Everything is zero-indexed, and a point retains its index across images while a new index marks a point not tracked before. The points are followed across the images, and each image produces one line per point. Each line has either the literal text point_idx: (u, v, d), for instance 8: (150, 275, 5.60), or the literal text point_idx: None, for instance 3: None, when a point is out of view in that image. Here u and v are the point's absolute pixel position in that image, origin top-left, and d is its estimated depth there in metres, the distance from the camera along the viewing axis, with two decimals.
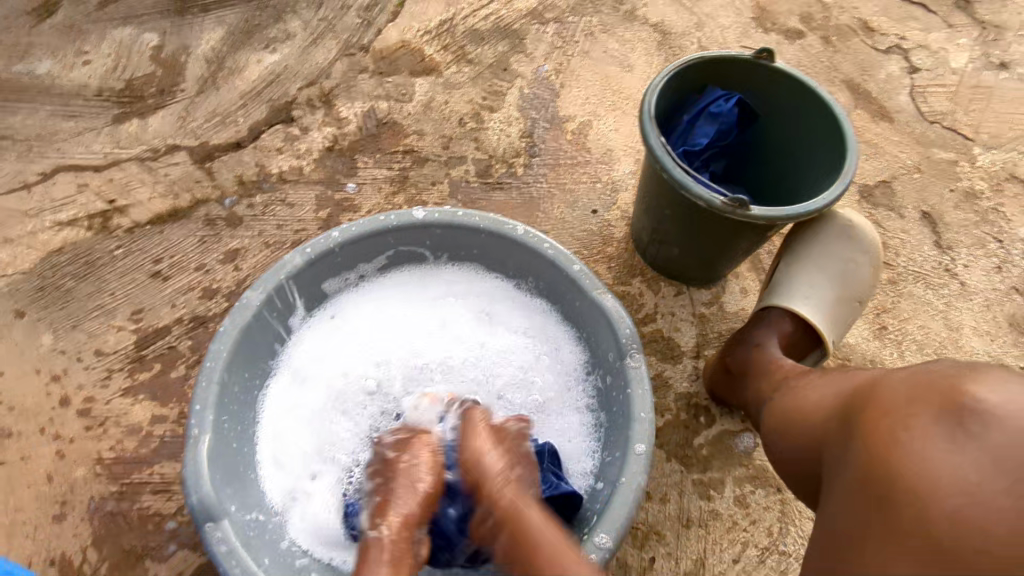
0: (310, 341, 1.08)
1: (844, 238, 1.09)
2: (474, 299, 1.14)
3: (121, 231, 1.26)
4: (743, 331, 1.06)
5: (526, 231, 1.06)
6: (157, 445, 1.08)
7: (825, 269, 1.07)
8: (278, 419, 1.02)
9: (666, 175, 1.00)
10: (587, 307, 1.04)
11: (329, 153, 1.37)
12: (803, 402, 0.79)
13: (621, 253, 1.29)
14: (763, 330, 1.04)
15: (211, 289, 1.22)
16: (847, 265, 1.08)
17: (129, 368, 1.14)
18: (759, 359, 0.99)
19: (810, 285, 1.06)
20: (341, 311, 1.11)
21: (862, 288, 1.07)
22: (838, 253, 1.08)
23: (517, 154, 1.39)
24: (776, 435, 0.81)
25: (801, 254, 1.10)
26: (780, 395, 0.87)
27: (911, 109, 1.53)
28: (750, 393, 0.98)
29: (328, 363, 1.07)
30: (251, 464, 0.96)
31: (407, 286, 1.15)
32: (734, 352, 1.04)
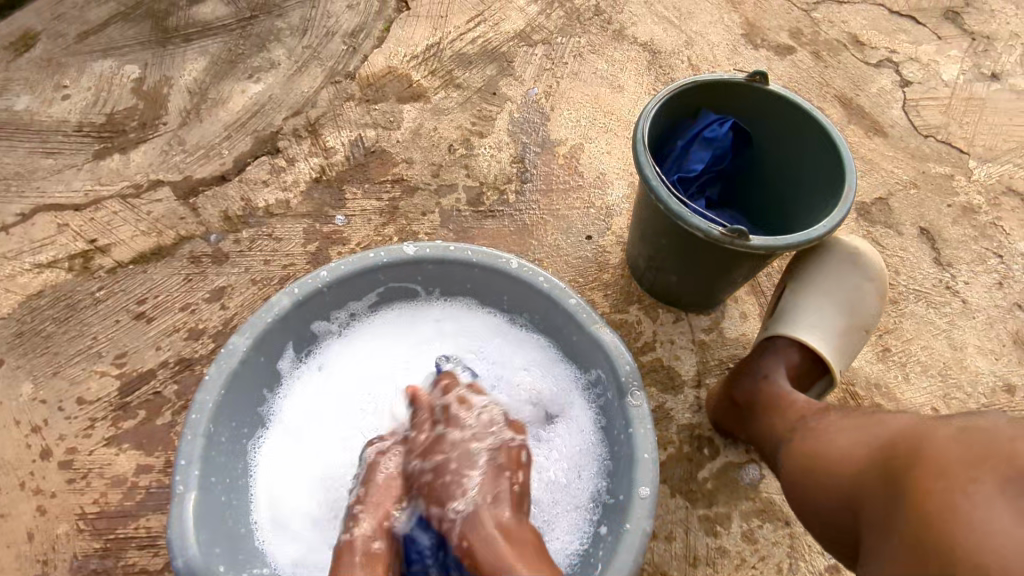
0: (297, 396, 1.04)
1: (849, 264, 1.07)
2: (466, 333, 1.11)
3: (103, 272, 1.23)
4: (748, 361, 1.03)
5: (520, 264, 1.03)
6: (143, 497, 1.04)
7: (832, 296, 1.05)
8: (271, 481, 0.98)
9: (662, 204, 0.97)
10: (585, 341, 1.01)
11: (317, 184, 1.34)
12: (828, 448, 0.76)
13: (617, 280, 1.27)
14: (769, 359, 1.01)
15: (197, 329, 1.18)
16: (855, 292, 1.06)
17: (113, 416, 1.10)
18: (768, 391, 0.97)
19: (816, 313, 1.04)
20: (330, 355, 1.08)
21: (869, 314, 1.05)
22: (844, 280, 1.06)
23: (508, 180, 1.37)
24: (799, 481, 0.78)
25: (807, 282, 1.08)
26: (800, 436, 0.83)
27: (904, 124, 1.51)
28: (760, 428, 0.95)
29: (319, 412, 1.04)
30: (242, 518, 0.93)
31: (394, 326, 1.12)
32: (740, 383, 1.01)
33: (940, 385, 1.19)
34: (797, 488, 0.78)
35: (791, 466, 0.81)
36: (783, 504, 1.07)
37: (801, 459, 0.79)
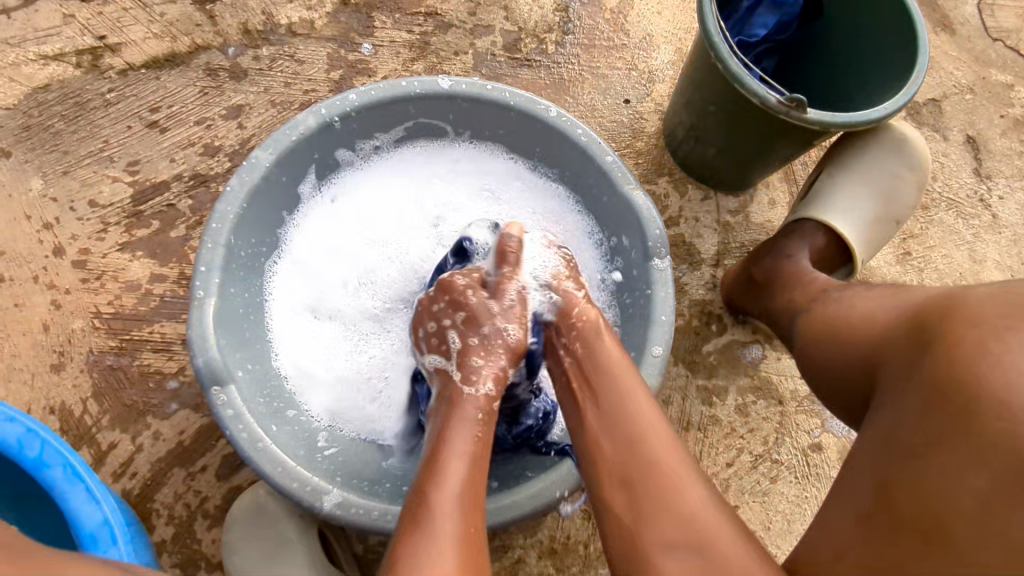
0: (310, 232, 1.02)
1: (896, 153, 1.03)
2: (482, 177, 1.08)
3: (113, 72, 1.15)
4: (774, 240, 1.03)
5: (559, 114, 0.98)
6: (157, 304, 1.04)
7: (869, 184, 1.03)
8: (289, 317, 0.98)
9: (720, 63, 0.90)
10: (614, 202, 0.98)
11: (343, 7, 1.24)
12: (854, 315, 0.76)
13: (650, 150, 1.22)
14: (796, 239, 1.01)
15: (213, 146, 1.14)
16: (894, 184, 1.03)
17: (126, 223, 1.08)
18: (789, 268, 0.97)
19: (851, 201, 1.02)
20: (341, 193, 1.04)
21: (903, 207, 1.03)
22: (886, 169, 1.03)
23: (549, 30, 1.27)
24: (822, 349, 0.79)
25: (846, 166, 1.05)
26: (825, 306, 0.84)
27: (976, 23, 1.40)
28: (776, 303, 0.96)
29: (329, 249, 1.02)
30: (258, 333, 0.94)
31: (409, 165, 1.08)
32: (762, 262, 1.01)
33: None
34: (819, 358, 0.79)
35: (813, 337, 0.82)
36: (780, 385, 1.11)
37: (826, 330, 0.80)
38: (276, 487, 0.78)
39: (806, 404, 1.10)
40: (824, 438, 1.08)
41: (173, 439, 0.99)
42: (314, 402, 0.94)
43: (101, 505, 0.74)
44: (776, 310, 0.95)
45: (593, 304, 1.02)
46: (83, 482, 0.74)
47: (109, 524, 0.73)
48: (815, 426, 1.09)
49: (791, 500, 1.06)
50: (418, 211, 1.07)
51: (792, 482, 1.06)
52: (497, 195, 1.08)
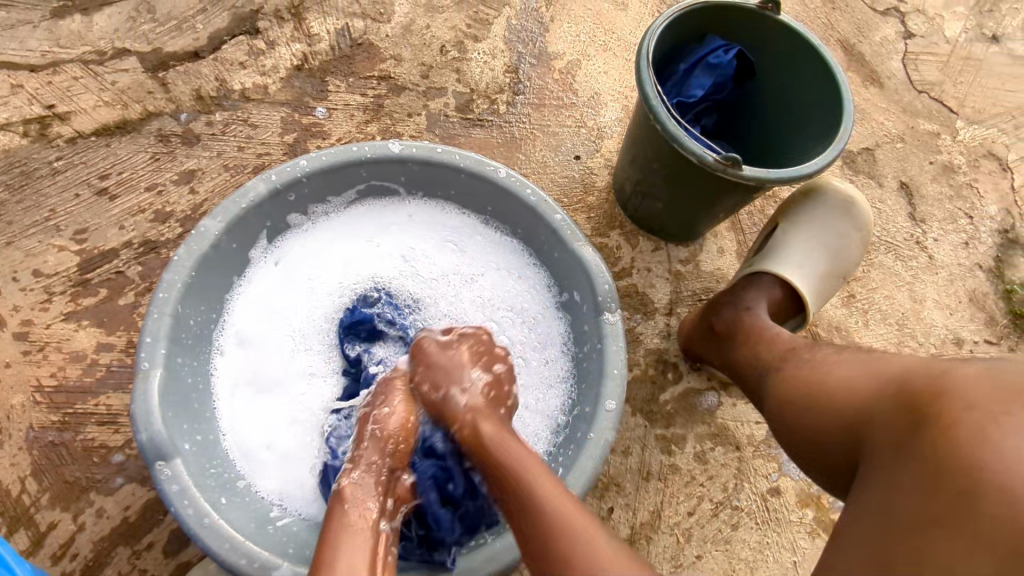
0: (256, 296, 1.00)
1: (843, 213, 1.09)
2: (438, 232, 1.08)
3: (62, 140, 1.15)
4: (733, 291, 1.05)
5: (508, 174, 1.00)
6: (103, 374, 1.01)
7: (819, 241, 1.08)
8: (233, 390, 0.95)
9: (659, 125, 0.94)
10: (565, 258, 1.00)
11: (298, 73, 1.26)
12: (826, 377, 0.79)
13: (602, 204, 1.25)
14: (754, 291, 1.04)
15: (164, 212, 1.13)
16: (841, 241, 1.08)
17: (72, 291, 1.06)
18: (750, 323, 0.99)
19: (802, 255, 1.07)
20: (288, 255, 1.02)
21: (849, 264, 1.08)
22: (833, 228, 1.09)
23: (500, 90, 1.31)
24: (799, 410, 0.80)
25: (796, 223, 1.10)
26: (795, 365, 0.85)
27: (901, 77, 1.50)
28: (739, 357, 0.97)
29: (275, 312, 1.00)
30: (206, 403, 0.91)
31: (357, 221, 1.07)
32: (721, 312, 1.03)
33: (896, 333, 1.24)
34: (792, 416, 0.81)
35: (785, 396, 0.83)
36: (736, 431, 1.12)
37: (800, 391, 0.81)
38: (221, 565, 0.75)
39: (762, 449, 1.11)
40: (782, 481, 1.09)
41: (117, 516, 0.95)
42: (267, 478, 0.90)
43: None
44: (740, 366, 0.97)
45: (550, 361, 1.02)
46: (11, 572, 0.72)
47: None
48: (773, 471, 1.10)
49: (752, 547, 1.05)
50: (369, 268, 1.05)
51: (753, 529, 1.06)
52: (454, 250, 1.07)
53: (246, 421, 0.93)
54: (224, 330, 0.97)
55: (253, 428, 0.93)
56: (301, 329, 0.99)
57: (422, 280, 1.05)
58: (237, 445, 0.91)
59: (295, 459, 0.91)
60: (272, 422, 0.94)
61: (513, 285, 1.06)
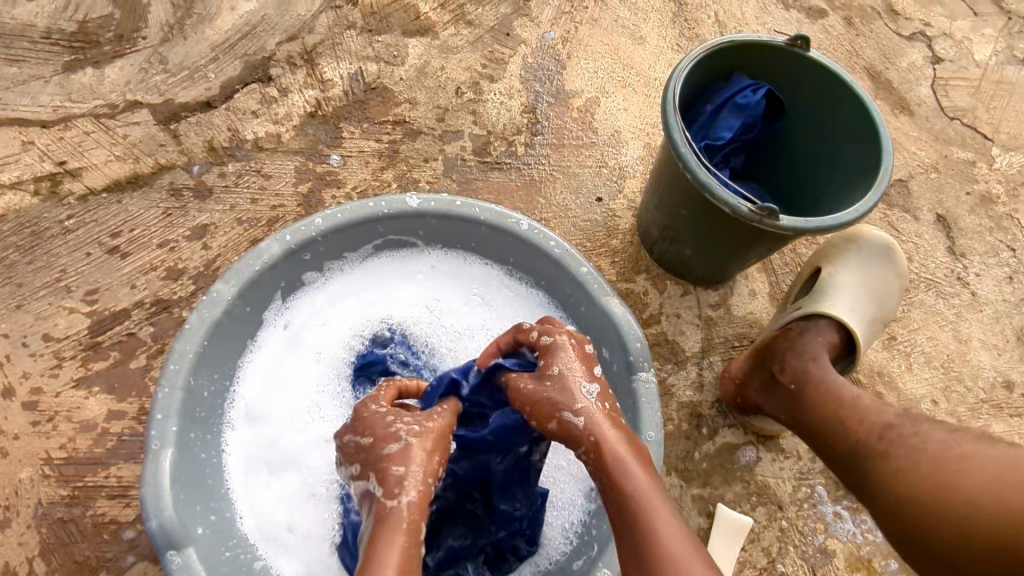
0: (268, 363, 0.95)
1: (884, 261, 1.10)
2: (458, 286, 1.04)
3: (73, 198, 1.12)
4: (788, 338, 1.00)
5: (530, 226, 0.96)
6: (114, 444, 0.97)
7: (866, 285, 1.07)
8: (247, 466, 0.89)
9: (689, 173, 0.89)
10: (592, 313, 0.95)
11: (311, 119, 1.24)
12: (953, 480, 0.70)
13: (626, 247, 1.20)
14: (813, 337, 1.00)
15: (176, 269, 1.10)
16: (884, 286, 1.09)
17: (82, 356, 1.02)
18: (818, 383, 0.92)
19: (853, 298, 1.05)
20: (300, 316, 0.98)
21: (892, 311, 1.08)
22: (877, 275, 1.09)
23: (517, 131, 1.28)
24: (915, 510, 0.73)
25: (843, 268, 1.09)
26: (897, 453, 0.77)
27: (931, 103, 1.45)
28: (809, 414, 0.90)
29: (288, 379, 0.95)
30: (219, 479, 0.87)
31: (370, 278, 1.02)
32: (786, 360, 0.97)
33: (942, 377, 1.17)
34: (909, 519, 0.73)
35: (890, 500, 0.76)
36: (777, 489, 1.05)
37: (913, 495, 0.73)
38: None
39: (806, 507, 1.04)
40: (829, 543, 1.03)
41: None
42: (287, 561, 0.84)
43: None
44: (817, 435, 0.88)
45: None
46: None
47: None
48: (819, 533, 1.03)
49: None
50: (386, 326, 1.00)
51: None
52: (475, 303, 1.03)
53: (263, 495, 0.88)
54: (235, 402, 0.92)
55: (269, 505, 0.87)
56: (317, 397, 0.94)
57: (442, 337, 1.00)
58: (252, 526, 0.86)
59: (314, 539, 0.86)
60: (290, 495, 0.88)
61: None
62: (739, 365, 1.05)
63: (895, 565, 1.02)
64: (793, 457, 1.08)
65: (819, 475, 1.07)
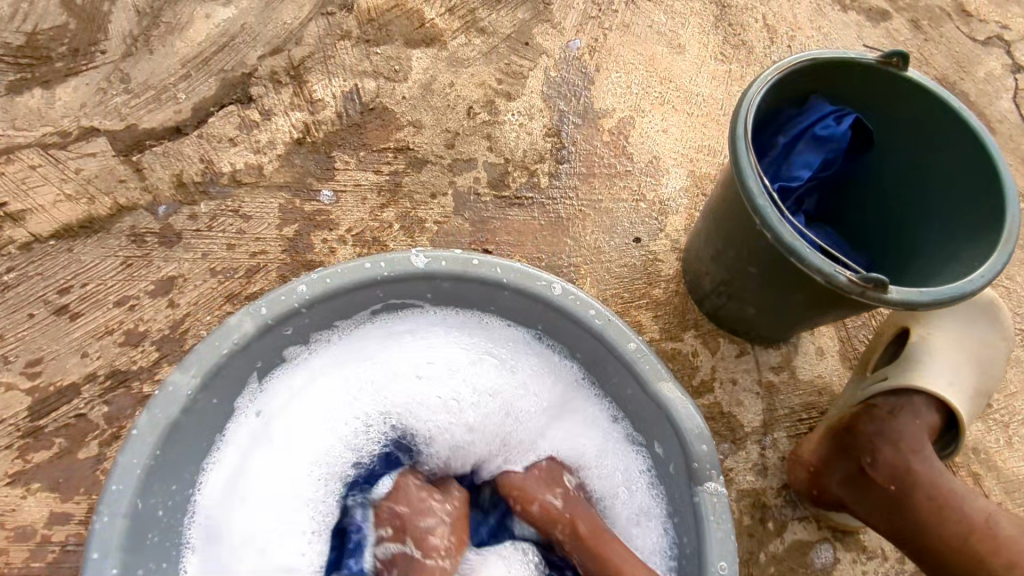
0: (236, 463, 0.77)
1: (986, 323, 0.94)
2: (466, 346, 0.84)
3: (14, 247, 0.94)
4: (876, 420, 0.85)
5: (564, 291, 0.77)
6: (56, 557, 0.80)
7: (963, 352, 0.91)
8: None
9: (769, 231, 0.70)
10: (642, 398, 0.77)
11: (298, 147, 1.05)
12: None
13: (671, 297, 1.02)
14: (909, 418, 0.84)
15: (136, 332, 0.92)
16: (987, 352, 0.93)
17: (20, 444, 0.85)
18: (928, 492, 0.78)
19: (952, 369, 0.89)
20: (272, 400, 0.79)
21: (995, 382, 0.92)
22: (978, 339, 0.93)
23: (540, 159, 1.09)
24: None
25: (938, 329, 0.93)
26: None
27: (1014, 121, 1.26)
28: (914, 523, 0.78)
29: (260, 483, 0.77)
30: None
31: (365, 348, 0.83)
32: (881, 450, 0.82)
33: None
34: None
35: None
36: None
37: None
38: None
39: None
40: None
41: None
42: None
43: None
44: (939, 557, 0.76)
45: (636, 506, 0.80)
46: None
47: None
48: None
49: None
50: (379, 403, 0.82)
51: None
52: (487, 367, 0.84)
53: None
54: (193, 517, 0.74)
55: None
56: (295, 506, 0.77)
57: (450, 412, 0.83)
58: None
59: None
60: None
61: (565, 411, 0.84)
62: (814, 448, 0.88)
63: None
64: (878, 557, 0.89)
65: None
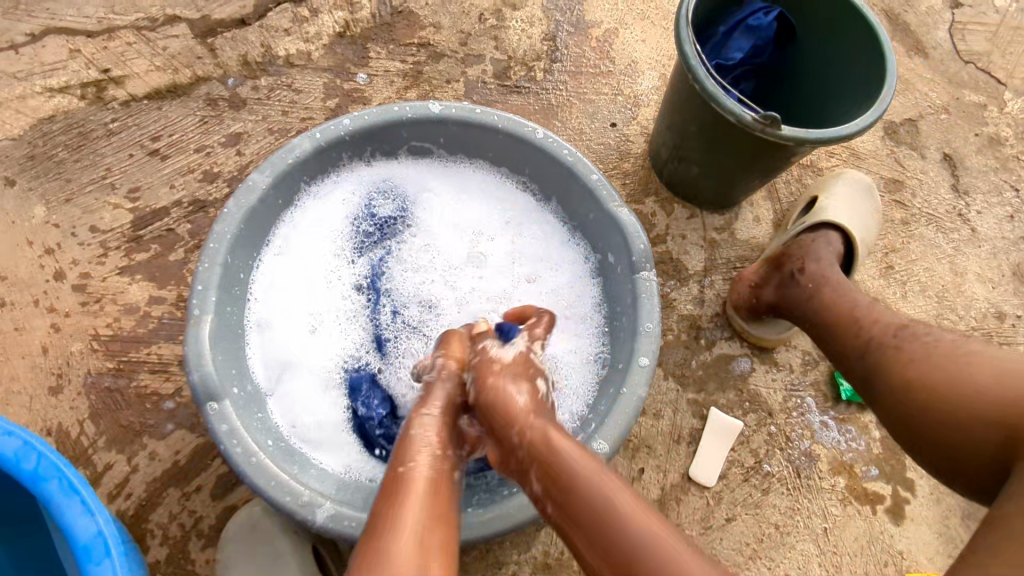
0: (280, 271, 1.01)
1: (872, 195, 1.21)
2: (456, 185, 1.11)
3: (116, 103, 1.19)
4: (802, 247, 1.08)
5: (545, 135, 1.01)
6: (155, 326, 1.07)
7: (863, 209, 1.17)
8: (268, 362, 0.97)
9: (698, 85, 0.94)
10: (601, 218, 1.01)
11: (340, 40, 1.29)
12: (916, 366, 0.76)
13: (637, 171, 1.26)
14: (825, 245, 1.08)
15: (212, 172, 1.17)
16: (874, 211, 1.19)
17: (126, 247, 1.11)
18: (834, 291, 0.97)
19: (856, 219, 1.14)
20: (307, 219, 1.04)
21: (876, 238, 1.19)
22: (870, 204, 1.20)
23: (537, 58, 1.32)
24: (920, 403, 0.74)
25: (846, 191, 1.19)
26: (910, 345, 0.79)
27: (948, 47, 1.46)
28: (814, 314, 0.98)
29: (302, 279, 1.02)
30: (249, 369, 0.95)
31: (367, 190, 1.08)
32: (806, 266, 1.04)
33: (935, 306, 1.23)
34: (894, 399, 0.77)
35: (899, 386, 0.77)
36: (768, 397, 1.13)
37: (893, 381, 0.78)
38: (269, 502, 0.80)
39: (794, 415, 1.12)
40: (814, 448, 1.11)
41: (168, 459, 1.00)
42: (326, 451, 0.92)
43: (65, 469, 0.72)
44: (831, 329, 0.94)
45: (583, 305, 1.05)
46: (14, 433, 0.72)
47: (64, 477, 0.71)
48: (805, 438, 1.11)
49: (783, 512, 1.07)
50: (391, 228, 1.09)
51: (784, 494, 1.08)
52: (472, 205, 1.11)
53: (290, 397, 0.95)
54: (251, 310, 0.98)
55: (298, 407, 0.95)
56: (326, 299, 1.02)
57: (446, 233, 1.10)
58: (287, 424, 0.93)
59: (336, 427, 0.95)
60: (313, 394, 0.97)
61: (527, 232, 1.10)
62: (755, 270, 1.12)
63: (875, 472, 1.11)
64: (785, 369, 1.15)
65: (808, 388, 1.14)
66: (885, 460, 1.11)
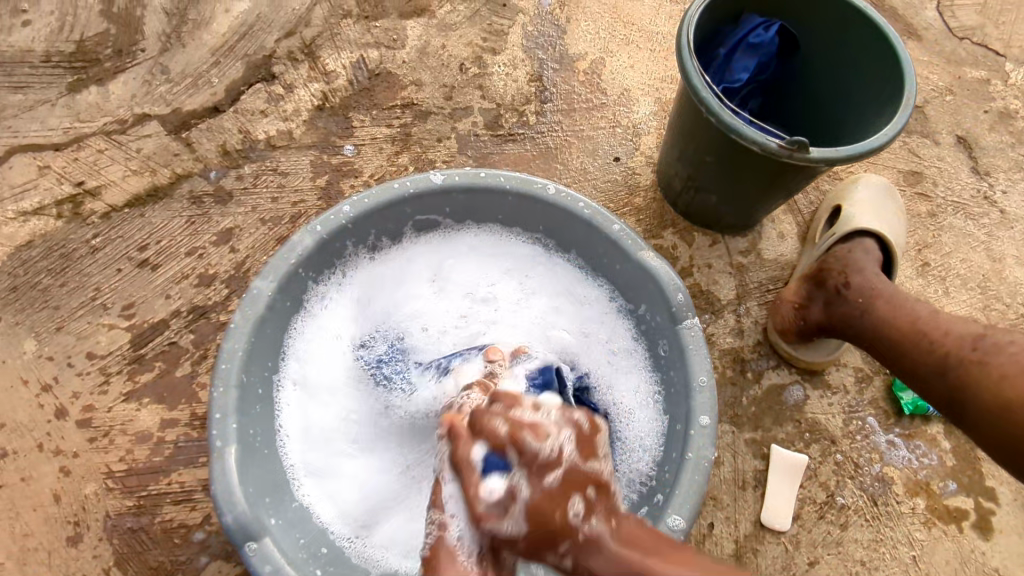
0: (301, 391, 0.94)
1: (893, 194, 1.15)
2: (466, 259, 1.04)
3: (96, 217, 1.12)
4: (840, 260, 1.02)
5: (557, 189, 0.95)
6: (172, 452, 0.99)
7: (888, 209, 1.12)
8: (317, 492, 0.89)
9: (713, 117, 0.89)
10: (629, 269, 0.95)
11: (320, 113, 1.23)
12: (1007, 372, 0.73)
13: (650, 204, 1.20)
14: (861, 253, 1.02)
15: (207, 275, 1.10)
16: (898, 210, 1.14)
17: (128, 370, 1.03)
18: (889, 303, 0.92)
19: (886, 220, 1.09)
20: (318, 329, 0.97)
21: (905, 237, 1.13)
22: (894, 202, 1.14)
23: (527, 101, 1.27)
24: (1015, 420, 0.70)
25: (864, 193, 1.13)
26: (997, 359, 0.74)
27: (939, 26, 1.41)
28: (869, 330, 0.92)
29: (328, 393, 0.95)
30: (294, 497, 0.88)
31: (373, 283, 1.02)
32: (850, 279, 0.98)
33: (980, 298, 1.18)
34: (970, 394, 0.75)
35: (992, 403, 0.73)
36: (829, 424, 1.07)
37: (969, 379, 0.76)
38: None
39: (858, 440, 1.06)
40: (886, 471, 1.04)
41: None
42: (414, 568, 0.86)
43: None
44: (894, 344, 0.88)
45: (624, 359, 0.98)
46: None
47: None
48: (874, 462, 1.05)
49: (867, 546, 1.00)
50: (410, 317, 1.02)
51: (864, 527, 1.01)
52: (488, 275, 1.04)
53: (372, 520, 0.89)
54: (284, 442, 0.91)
55: (390, 528, 0.88)
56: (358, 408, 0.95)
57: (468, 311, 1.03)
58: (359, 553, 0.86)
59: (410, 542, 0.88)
60: (399, 504, 0.91)
61: (551, 290, 1.03)
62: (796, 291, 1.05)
63: (954, 486, 1.04)
64: (840, 391, 1.09)
65: (868, 407, 1.08)
66: (962, 472, 1.05)
